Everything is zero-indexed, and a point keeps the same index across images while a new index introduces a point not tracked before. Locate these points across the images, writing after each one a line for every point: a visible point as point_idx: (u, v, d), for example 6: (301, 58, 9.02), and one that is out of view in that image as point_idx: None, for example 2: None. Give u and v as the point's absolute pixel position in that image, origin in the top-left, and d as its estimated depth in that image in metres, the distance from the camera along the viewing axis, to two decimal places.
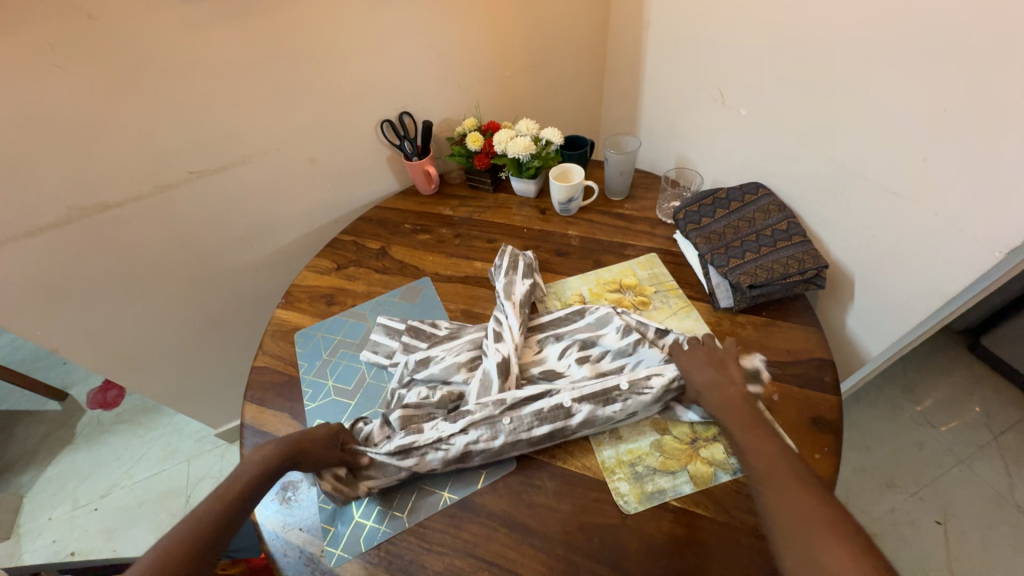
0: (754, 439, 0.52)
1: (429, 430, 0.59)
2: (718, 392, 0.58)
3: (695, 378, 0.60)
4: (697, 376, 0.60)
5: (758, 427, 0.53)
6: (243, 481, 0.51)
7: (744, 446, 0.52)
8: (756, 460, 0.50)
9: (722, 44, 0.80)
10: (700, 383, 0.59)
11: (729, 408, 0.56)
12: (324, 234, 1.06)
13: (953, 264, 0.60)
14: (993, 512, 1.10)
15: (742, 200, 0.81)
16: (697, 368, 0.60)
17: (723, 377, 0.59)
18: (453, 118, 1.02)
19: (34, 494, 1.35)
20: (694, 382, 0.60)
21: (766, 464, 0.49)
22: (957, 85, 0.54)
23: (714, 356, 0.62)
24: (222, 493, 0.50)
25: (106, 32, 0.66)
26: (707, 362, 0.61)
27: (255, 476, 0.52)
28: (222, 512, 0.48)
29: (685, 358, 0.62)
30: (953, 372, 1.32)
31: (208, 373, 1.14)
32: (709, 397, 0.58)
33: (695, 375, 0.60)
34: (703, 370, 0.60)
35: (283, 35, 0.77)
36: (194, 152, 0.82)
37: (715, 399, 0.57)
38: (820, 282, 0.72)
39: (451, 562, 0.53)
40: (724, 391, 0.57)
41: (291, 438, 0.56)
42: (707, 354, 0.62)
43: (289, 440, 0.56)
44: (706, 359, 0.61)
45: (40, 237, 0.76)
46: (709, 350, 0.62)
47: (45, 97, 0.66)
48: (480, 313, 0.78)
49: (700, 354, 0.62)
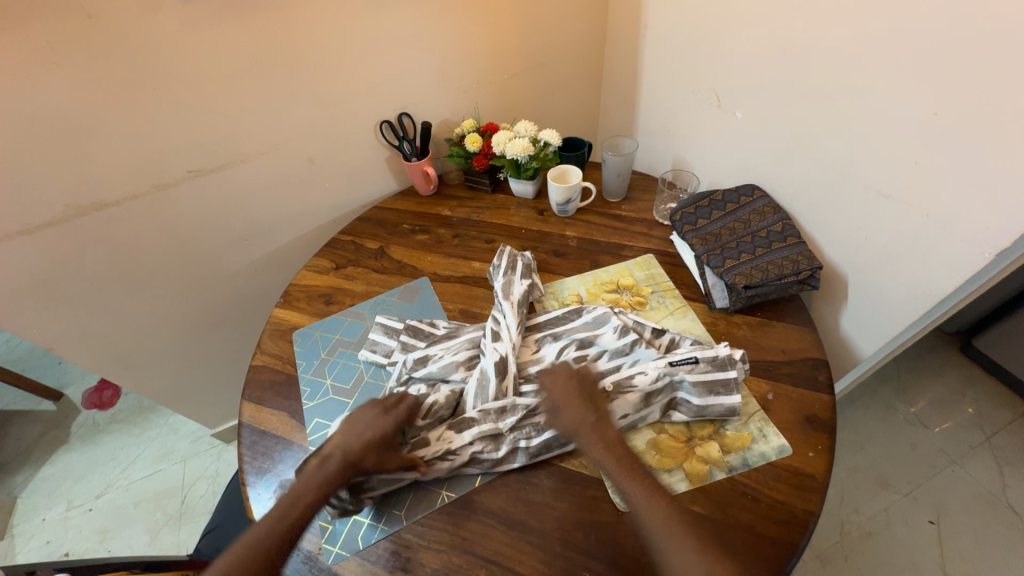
0: (644, 489, 0.53)
1: (436, 442, 0.59)
2: (592, 433, 0.58)
3: (568, 420, 0.59)
4: (569, 418, 0.59)
5: (643, 474, 0.55)
6: (305, 503, 0.54)
7: (637, 498, 0.53)
8: (652, 515, 0.51)
9: (718, 48, 0.81)
10: (574, 424, 0.58)
11: (612, 453, 0.56)
12: (323, 234, 1.07)
13: (944, 265, 0.61)
14: (986, 512, 1.11)
15: (738, 202, 0.82)
16: (568, 407, 0.59)
17: (595, 415, 0.59)
18: (451, 119, 1.02)
19: (28, 494, 1.34)
20: (568, 424, 0.59)
21: (662, 520, 0.51)
22: (948, 89, 0.55)
23: (586, 390, 0.61)
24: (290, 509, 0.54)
25: (105, 31, 0.66)
26: (578, 399, 0.60)
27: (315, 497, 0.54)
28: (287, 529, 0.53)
29: (557, 397, 0.60)
30: (945, 374, 1.34)
31: (204, 372, 1.13)
32: (586, 439, 0.57)
33: (566, 416, 0.59)
34: (574, 410, 0.59)
35: (283, 36, 0.78)
36: (192, 151, 0.82)
37: (591, 441, 0.57)
38: (814, 283, 0.73)
39: (448, 560, 0.53)
40: (603, 434, 0.58)
41: (347, 458, 0.56)
42: (579, 388, 0.61)
43: (347, 462, 0.56)
44: (579, 395, 0.60)
45: (38, 235, 0.76)
46: (578, 383, 0.61)
47: (44, 95, 0.67)
48: (478, 313, 0.79)
49: (568, 390, 0.61)
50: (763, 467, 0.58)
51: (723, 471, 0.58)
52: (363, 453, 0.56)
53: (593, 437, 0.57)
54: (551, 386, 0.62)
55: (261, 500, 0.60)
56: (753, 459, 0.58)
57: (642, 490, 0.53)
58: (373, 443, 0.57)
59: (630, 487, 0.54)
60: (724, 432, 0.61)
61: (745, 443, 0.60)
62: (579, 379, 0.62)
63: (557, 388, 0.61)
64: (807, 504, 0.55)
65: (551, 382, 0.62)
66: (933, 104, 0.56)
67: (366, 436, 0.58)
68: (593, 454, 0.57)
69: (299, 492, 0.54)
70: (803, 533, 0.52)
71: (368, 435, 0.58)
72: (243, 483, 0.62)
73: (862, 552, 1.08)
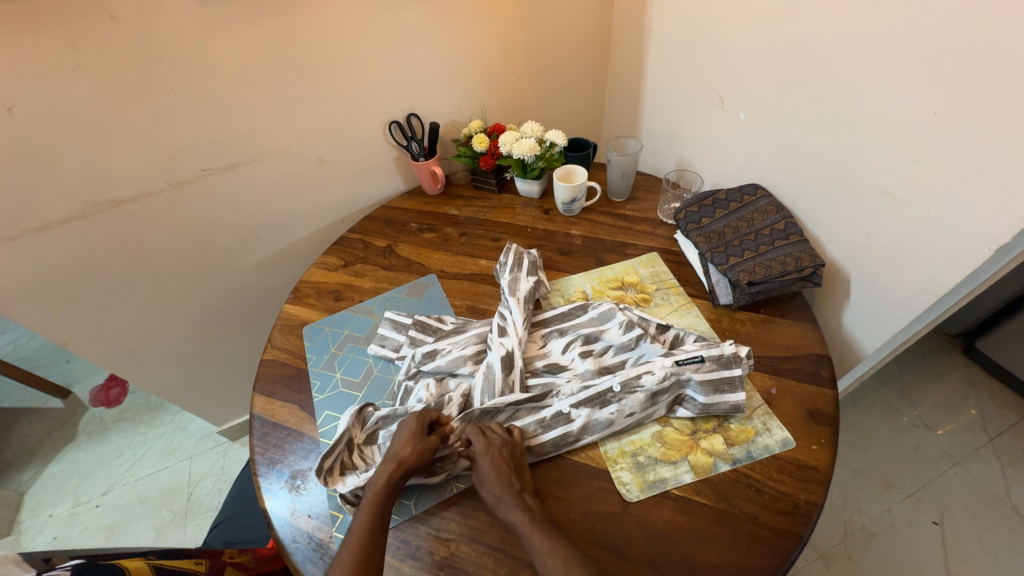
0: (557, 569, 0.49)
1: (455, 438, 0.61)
2: (514, 503, 0.54)
3: (491, 487, 0.55)
4: (493, 485, 0.55)
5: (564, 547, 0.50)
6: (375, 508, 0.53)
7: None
8: None
9: (722, 50, 0.83)
10: (496, 492, 0.55)
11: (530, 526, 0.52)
12: (332, 232, 1.09)
13: (945, 262, 0.62)
14: (990, 513, 1.11)
15: (741, 201, 0.83)
16: (493, 474, 0.56)
17: (519, 486, 0.55)
18: (459, 121, 1.04)
19: (35, 491, 1.35)
20: (491, 492, 0.55)
21: None
22: (946, 89, 0.56)
23: (515, 459, 0.58)
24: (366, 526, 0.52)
25: (125, 32, 0.68)
26: (507, 467, 0.56)
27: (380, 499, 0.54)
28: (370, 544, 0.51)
29: (485, 463, 0.56)
30: (949, 376, 1.34)
31: (213, 368, 1.15)
32: (507, 510, 0.54)
33: (489, 484, 0.55)
34: (499, 478, 0.55)
35: (295, 36, 0.79)
36: (206, 150, 0.84)
37: (512, 511, 0.54)
38: (817, 280, 0.74)
39: (457, 548, 0.54)
40: (523, 507, 0.54)
41: (391, 457, 0.56)
42: (510, 456, 0.57)
43: (395, 459, 0.56)
44: (506, 460, 0.57)
45: (54, 231, 0.78)
46: (509, 449, 0.58)
47: (64, 94, 0.68)
48: (485, 309, 0.80)
49: (496, 456, 0.57)
50: (767, 459, 0.59)
51: (728, 463, 0.59)
52: (405, 447, 0.57)
53: (515, 507, 0.54)
54: (480, 449, 0.58)
55: (272, 490, 0.61)
56: (758, 452, 0.59)
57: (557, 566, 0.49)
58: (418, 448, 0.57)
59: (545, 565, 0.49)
60: (729, 425, 0.62)
61: (749, 436, 0.61)
62: (509, 444, 0.58)
63: (485, 451, 0.57)
64: (811, 495, 0.55)
65: (479, 446, 0.58)
66: (933, 103, 0.58)
67: (403, 436, 0.58)
68: (513, 523, 0.53)
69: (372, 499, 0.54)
70: (807, 524, 0.53)
71: (404, 437, 0.58)
72: (255, 473, 0.63)
73: (866, 553, 1.08)
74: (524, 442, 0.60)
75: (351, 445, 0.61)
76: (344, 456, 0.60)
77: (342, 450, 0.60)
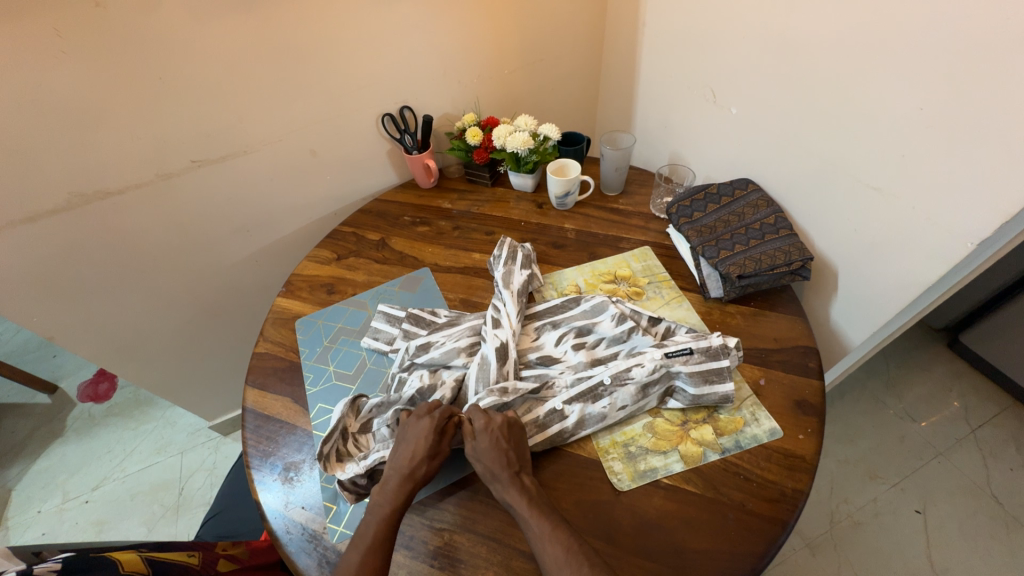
0: (557, 556, 0.49)
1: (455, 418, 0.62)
2: (511, 482, 0.55)
3: (489, 463, 0.55)
4: (488, 463, 0.55)
5: (561, 532, 0.51)
6: (382, 519, 0.53)
7: (547, 564, 0.49)
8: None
9: (713, 43, 0.83)
10: (494, 469, 0.55)
11: (528, 508, 0.52)
12: (324, 226, 1.08)
13: (930, 255, 0.63)
14: (972, 502, 1.14)
15: (732, 196, 0.84)
16: (490, 452, 0.56)
17: (517, 466, 0.56)
18: (452, 114, 1.04)
19: (22, 487, 1.34)
20: (488, 469, 0.56)
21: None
22: (929, 86, 0.57)
23: (513, 437, 0.58)
24: (374, 540, 0.51)
25: (112, 21, 0.67)
26: (506, 446, 0.57)
27: (391, 512, 0.54)
28: (382, 558, 0.50)
29: (484, 440, 0.57)
30: (934, 369, 1.37)
31: (203, 362, 1.14)
32: (504, 489, 0.54)
33: (487, 460, 0.56)
34: (496, 456, 0.56)
35: (284, 26, 0.78)
36: (196, 141, 0.83)
37: (508, 491, 0.54)
38: (805, 273, 0.75)
39: (450, 537, 0.55)
40: (519, 490, 0.54)
41: (403, 474, 0.56)
42: (507, 433, 0.58)
43: (410, 478, 0.56)
44: (502, 440, 0.57)
45: (38, 223, 0.76)
46: (507, 426, 0.58)
47: (49, 84, 0.67)
48: (479, 302, 0.80)
49: (495, 434, 0.57)
50: (756, 449, 0.60)
51: (717, 452, 0.60)
52: (416, 463, 0.56)
53: (513, 487, 0.54)
54: (480, 428, 0.57)
55: (265, 483, 0.61)
56: (746, 441, 0.60)
57: (557, 554, 0.49)
58: (422, 454, 0.57)
59: (545, 554, 0.49)
60: (718, 416, 0.63)
61: (738, 426, 0.62)
62: (509, 422, 0.59)
63: (484, 432, 0.57)
64: (796, 483, 0.56)
65: (478, 422, 0.58)
66: (919, 99, 0.59)
67: (408, 447, 0.57)
68: (510, 504, 0.53)
69: (384, 512, 0.53)
70: (793, 510, 0.54)
71: (411, 446, 0.57)
72: (247, 465, 0.63)
73: (852, 542, 1.10)
74: (526, 436, 0.60)
75: (345, 434, 0.62)
76: (339, 444, 0.61)
77: (338, 439, 0.61)
